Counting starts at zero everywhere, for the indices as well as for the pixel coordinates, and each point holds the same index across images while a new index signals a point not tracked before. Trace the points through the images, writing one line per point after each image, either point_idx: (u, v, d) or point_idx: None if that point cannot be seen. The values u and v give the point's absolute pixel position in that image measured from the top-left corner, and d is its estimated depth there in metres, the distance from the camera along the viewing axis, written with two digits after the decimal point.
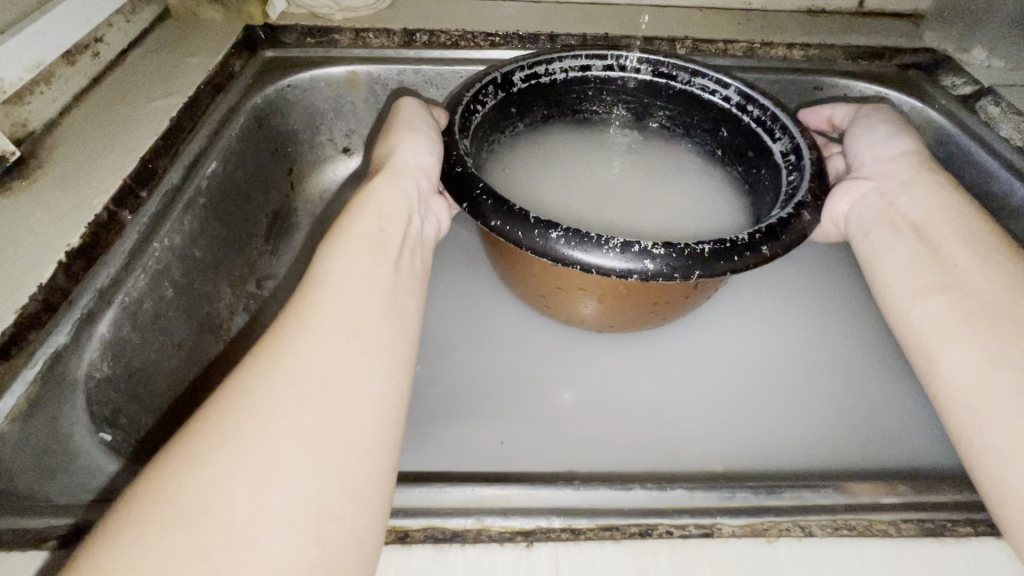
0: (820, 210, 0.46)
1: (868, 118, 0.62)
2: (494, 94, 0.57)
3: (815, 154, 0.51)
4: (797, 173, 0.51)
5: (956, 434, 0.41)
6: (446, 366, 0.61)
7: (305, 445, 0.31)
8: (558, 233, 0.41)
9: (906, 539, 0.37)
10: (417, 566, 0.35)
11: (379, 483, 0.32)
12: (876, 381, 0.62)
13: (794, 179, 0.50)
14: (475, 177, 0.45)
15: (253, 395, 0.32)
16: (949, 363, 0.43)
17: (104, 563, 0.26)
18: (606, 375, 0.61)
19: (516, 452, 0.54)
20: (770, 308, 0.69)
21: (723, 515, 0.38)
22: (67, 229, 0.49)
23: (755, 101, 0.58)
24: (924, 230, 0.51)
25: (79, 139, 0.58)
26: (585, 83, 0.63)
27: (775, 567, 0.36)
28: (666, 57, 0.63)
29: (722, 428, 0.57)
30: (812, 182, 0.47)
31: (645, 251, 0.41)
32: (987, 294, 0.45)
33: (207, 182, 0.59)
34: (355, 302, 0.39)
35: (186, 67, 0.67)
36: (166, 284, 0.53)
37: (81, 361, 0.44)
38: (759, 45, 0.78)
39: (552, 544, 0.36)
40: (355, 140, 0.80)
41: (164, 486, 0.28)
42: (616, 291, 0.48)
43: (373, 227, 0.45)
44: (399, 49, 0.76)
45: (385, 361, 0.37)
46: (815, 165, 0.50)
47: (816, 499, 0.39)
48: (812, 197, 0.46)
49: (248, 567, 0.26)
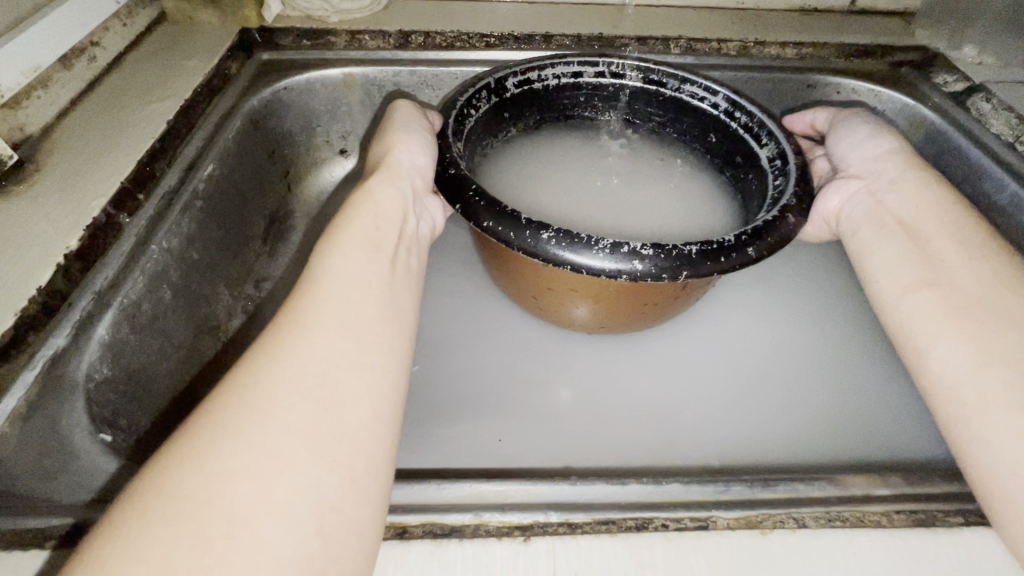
0: (805, 214, 0.46)
1: (848, 119, 0.63)
2: (487, 99, 0.57)
3: (800, 159, 0.51)
4: (782, 177, 0.51)
5: (945, 426, 0.42)
6: (443, 366, 0.61)
7: (304, 439, 0.31)
8: (549, 234, 0.42)
9: (897, 529, 0.38)
10: (416, 561, 0.35)
11: (377, 475, 0.33)
12: (870, 376, 0.62)
13: (780, 183, 0.51)
14: (467, 179, 0.45)
15: (253, 390, 0.33)
16: (938, 357, 0.44)
17: (108, 557, 0.26)
18: (604, 373, 0.61)
19: (514, 449, 0.54)
20: (764, 306, 0.69)
21: (717, 508, 0.39)
22: (66, 231, 0.49)
23: (742, 107, 0.58)
24: (913, 226, 0.51)
25: (76, 143, 0.58)
26: (576, 89, 0.64)
27: (768, 559, 0.36)
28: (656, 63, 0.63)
29: (717, 423, 0.57)
30: (798, 186, 0.48)
31: (634, 252, 0.41)
32: (975, 287, 0.45)
33: (205, 184, 0.60)
34: (352, 300, 0.39)
35: (182, 71, 0.68)
36: (165, 286, 0.54)
37: (81, 362, 0.44)
38: (751, 44, 0.79)
39: (548, 538, 0.37)
40: (351, 141, 0.80)
41: (167, 479, 0.29)
42: (606, 293, 0.49)
43: (369, 226, 0.46)
44: (394, 50, 0.76)
45: (382, 357, 0.37)
46: (800, 169, 0.50)
47: (809, 492, 0.40)
48: (797, 200, 0.46)
49: (252, 558, 0.27)
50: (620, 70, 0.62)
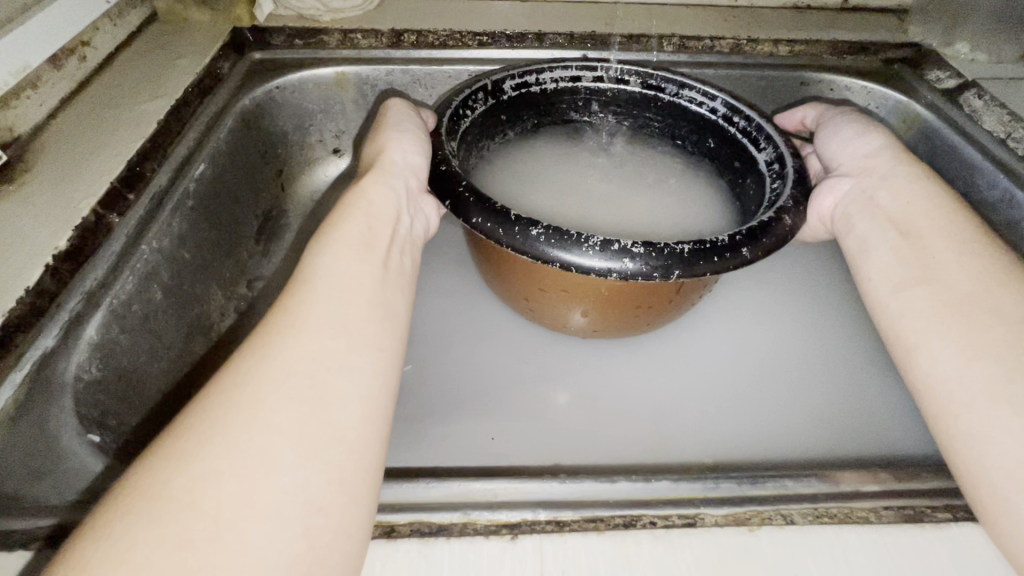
0: (801, 215, 0.46)
1: (835, 119, 0.63)
2: (483, 101, 0.57)
3: (798, 163, 0.51)
4: (779, 181, 0.51)
5: (933, 422, 0.42)
6: (436, 365, 0.61)
7: (292, 440, 0.31)
8: (539, 231, 0.41)
9: (885, 525, 0.38)
10: (403, 561, 0.35)
11: (366, 476, 0.33)
12: (862, 374, 0.62)
13: (777, 187, 0.51)
14: (458, 177, 0.45)
15: (242, 390, 0.32)
16: (928, 354, 0.44)
17: (92, 558, 0.26)
18: (596, 372, 0.61)
19: (507, 448, 0.54)
20: (757, 306, 0.69)
21: (705, 505, 0.39)
22: (55, 232, 0.49)
23: (741, 112, 0.58)
24: (904, 223, 0.51)
25: (66, 143, 0.58)
26: (574, 93, 0.64)
27: (755, 555, 0.36)
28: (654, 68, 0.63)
29: (710, 422, 0.57)
30: (795, 189, 0.48)
31: (624, 250, 0.41)
32: (965, 284, 0.45)
33: (196, 183, 0.60)
34: (343, 300, 0.39)
35: (173, 71, 0.67)
36: (156, 287, 0.54)
37: (70, 363, 0.44)
38: (745, 41, 0.79)
39: (536, 536, 0.37)
40: (345, 140, 0.80)
41: (152, 481, 0.29)
42: (598, 295, 0.49)
43: (362, 227, 0.46)
44: (387, 49, 0.76)
45: (373, 358, 0.37)
46: (797, 173, 0.50)
47: (798, 488, 0.40)
48: (794, 201, 0.47)
49: (237, 561, 0.27)
50: (617, 74, 0.63)
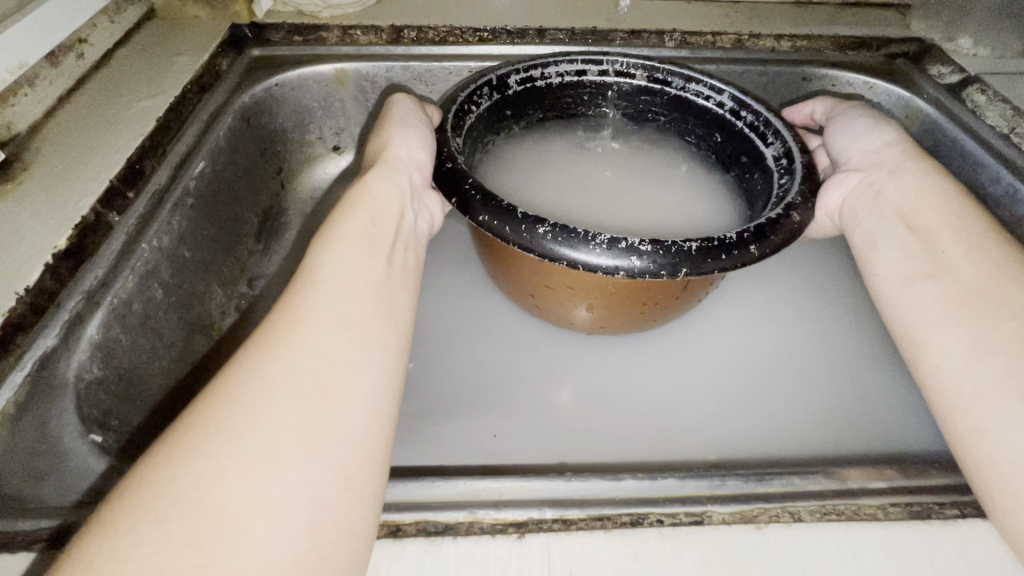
0: (809, 212, 0.46)
1: (845, 114, 0.63)
2: (489, 95, 0.57)
3: (804, 158, 0.51)
4: (787, 176, 0.51)
5: (941, 417, 0.42)
6: (439, 363, 0.61)
7: (297, 437, 0.31)
8: (545, 229, 0.41)
9: (893, 522, 0.38)
10: (408, 560, 0.35)
11: (371, 474, 0.32)
12: (866, 371, 0.62)
13: (784, 183, 0.50)
14: (465, 174, 0.45)
15: (246, 387, 0.32)
16: (937, 350, 0.43)
17: (98, 554, 0.26)
18: (600, 370, 0.61)
19: (510, 446, 0.54)
20: (761, 302, 0.69)
21: (712, 503, 0.39)
22: (54, 231, 0.48)
23: (748, 106, 0.58)
24: (912, 219, 0.51)
25: (63, 141, 0.57)
26: (580, 87, 0.63)
27: (763, 552, 0.36)
28: (662, 61, 0.62)
29: (715, 418, 0.57)
30: (802, 185, 0.47)
31: (632, 248, 0.41)
32: (974, 280, 0.45)
33: (196, 181, 0.59)
34: (346, 297, 0.39)
35: (172, 68, 0.67)
36: (156, 285, 0.53)
37: (71, 363, 0.44)
38: (747, 37, 0.78)
39: (542, 534, 0.36)
40: (345, 138, 0.80)
41: (157, 478, 0.28)
42: (604, 292, 0.49)
43: (366, 222, 0.45)
44: (387, 46, 0.75)
45: (377, 355, 0.37)
46: (805, 168, 0.50)
47: (804, 485, 0.40)
48: (802, 198, 0.46)
49: (242, 558, 0.26)
50: (623, 68, 0.62)
